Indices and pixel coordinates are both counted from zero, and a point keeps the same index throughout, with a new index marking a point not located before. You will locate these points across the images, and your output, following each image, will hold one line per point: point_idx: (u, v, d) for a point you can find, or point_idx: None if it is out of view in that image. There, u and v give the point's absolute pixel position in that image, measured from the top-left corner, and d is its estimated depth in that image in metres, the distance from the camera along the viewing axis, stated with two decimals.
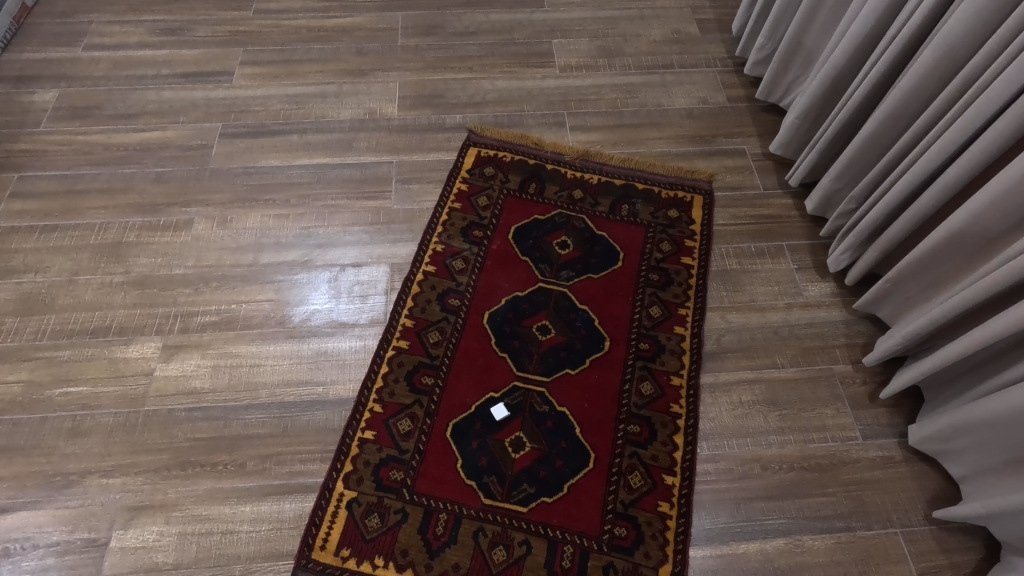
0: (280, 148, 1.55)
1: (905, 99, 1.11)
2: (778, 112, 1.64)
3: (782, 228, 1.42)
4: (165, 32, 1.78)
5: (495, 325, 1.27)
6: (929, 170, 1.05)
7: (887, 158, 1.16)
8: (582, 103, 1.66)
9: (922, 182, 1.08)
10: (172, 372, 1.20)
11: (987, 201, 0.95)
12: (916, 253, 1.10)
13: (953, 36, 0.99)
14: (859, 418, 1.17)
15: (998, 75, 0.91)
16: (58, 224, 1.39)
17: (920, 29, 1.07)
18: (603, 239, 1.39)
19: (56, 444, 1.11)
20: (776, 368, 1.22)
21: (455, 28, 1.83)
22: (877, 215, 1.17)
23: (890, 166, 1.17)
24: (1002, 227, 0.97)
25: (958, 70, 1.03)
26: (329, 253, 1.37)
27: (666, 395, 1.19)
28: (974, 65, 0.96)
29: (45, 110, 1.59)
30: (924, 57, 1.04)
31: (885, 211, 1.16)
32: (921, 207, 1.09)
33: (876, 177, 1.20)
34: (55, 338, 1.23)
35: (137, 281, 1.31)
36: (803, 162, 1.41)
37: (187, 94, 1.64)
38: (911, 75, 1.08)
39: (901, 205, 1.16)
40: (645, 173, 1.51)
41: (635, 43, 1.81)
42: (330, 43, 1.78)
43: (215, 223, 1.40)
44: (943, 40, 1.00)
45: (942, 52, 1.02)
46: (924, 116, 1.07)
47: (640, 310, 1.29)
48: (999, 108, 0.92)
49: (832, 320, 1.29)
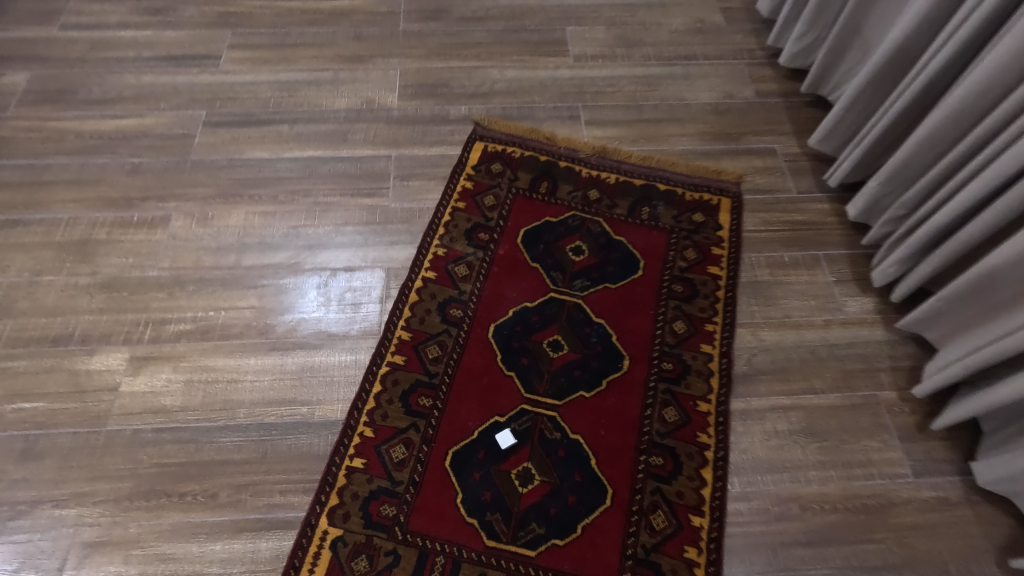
0: (269, 139, 1.41)
1: (975, 93, 0.97)
2: (811, 109, 1.51)
3: (818, 236, 1.29)
4: (149, 12, 1.65)
5: (502, 339, 1.14)
6: (1001, 175, 0.91)
7: (949, 160, 1.02)
8: (598, 95, 1.53)
9: (993, 189, 0.94)
10: (139, 387, 1.07)
11: None
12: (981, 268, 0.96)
13: None
14: (909, 453, 1.04)
15: None
16: (20, 218, 1.26)
17: (998, 11, 0.93)
18: (622, 245, 1.26)
19: (6, 468, 0.99)
20: (814, 394, 1.10)
21: (461, 13, 1.70)
22: (936, 223, 1.04)
23: (953, 169, 1.04)
24: None
25: None
26: (319, 256, 1.24)
27: (692, 423, 1.06)
28: None
29: (14, 94, 1.46)
30: (1002, 44, 0.90)
31: (945, 220, 1.03)
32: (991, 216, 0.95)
33: (937, 179, 1.06)
34: (11, 347, 1.10)
35: (105, 284, 1.18)
36: (847, 161, 1.28)
37: (169, 79, 1.51)
38: (985, 66, 0.94)
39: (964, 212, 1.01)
40: (667, 173, 1.38)
41: (655, 32, 1.67)
42: (327, 27, 1.64)
43: (194, 220, 1.27)
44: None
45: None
46: (1002, 105, 0.92)
47: (663, 325, 1.16)
48: None
49: (876, 340, 1.16)
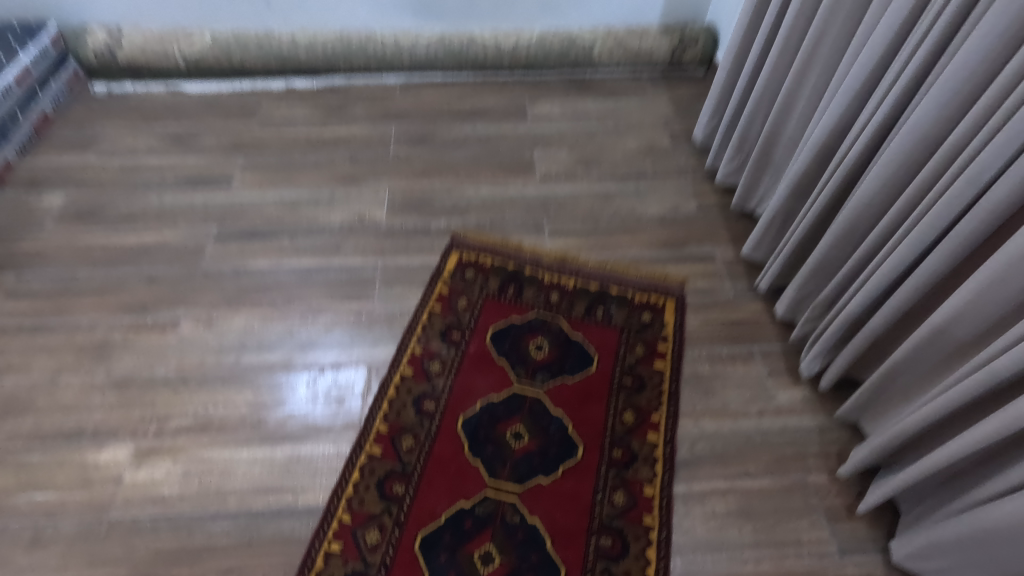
0: (271, 250, 1.62)
1: (864, 207, 1.15)
2: (744, 221, 1.73)
3: (752, 333, 1.46)
4: (174, 142, 1.93)
5: (470, 429, 1.28)
6: (897, 271, 1.07)
7: (855, 260, 1.19)
8: (561, 209, 1.75)
9: (891, 284, 1.11)
10: (141, 478, 1.19)
11: (954, 308, 0.96)
12: (896, 352, 1.10)
13: (905, 150, 1.03)
14: (835, 532, 1.15)
15: (956, 179, 0.94)
16: (47, 323, 1.43)
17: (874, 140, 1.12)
18: (579, 341, 1.43)
19: (14, 555, 1.10)
20: (749, 478, 1.22)
21: (444, 138, 1.98)
22: (854, 312, 1.18)
23: (859, 268, 1.20)
24: (972, 336, 0.97)
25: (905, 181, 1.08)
26: (310, 355, 1.40)
27: (638, 505, 1.17)
28: (930, 171, 0.99)
29: (52, 214, 1.68)
30: (878, 166, 1.09)
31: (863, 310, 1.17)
32: (896, 303, 1.10)
33: (846, 280, 1.23)
34: (29, 441, 1.24)
35: (118, 383, 1.33)
36: (771, 270, 1.47)
37: (187, 199, 1.75)
38: (867, 184, 1.12)
39: (877, 303, 1.17)
40: (618, 277, 1.57)
41: (610, 153, 1.94)
42: (327, 153, 1.91)
43: (201, 323, 1.44)
44: (893, 154, 1.05)
45: (896, 164, 1.06)
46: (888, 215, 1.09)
47: (614, 415, 1.31)
48: (959, 212, 0.95)
49: (806, 427, 1.30)
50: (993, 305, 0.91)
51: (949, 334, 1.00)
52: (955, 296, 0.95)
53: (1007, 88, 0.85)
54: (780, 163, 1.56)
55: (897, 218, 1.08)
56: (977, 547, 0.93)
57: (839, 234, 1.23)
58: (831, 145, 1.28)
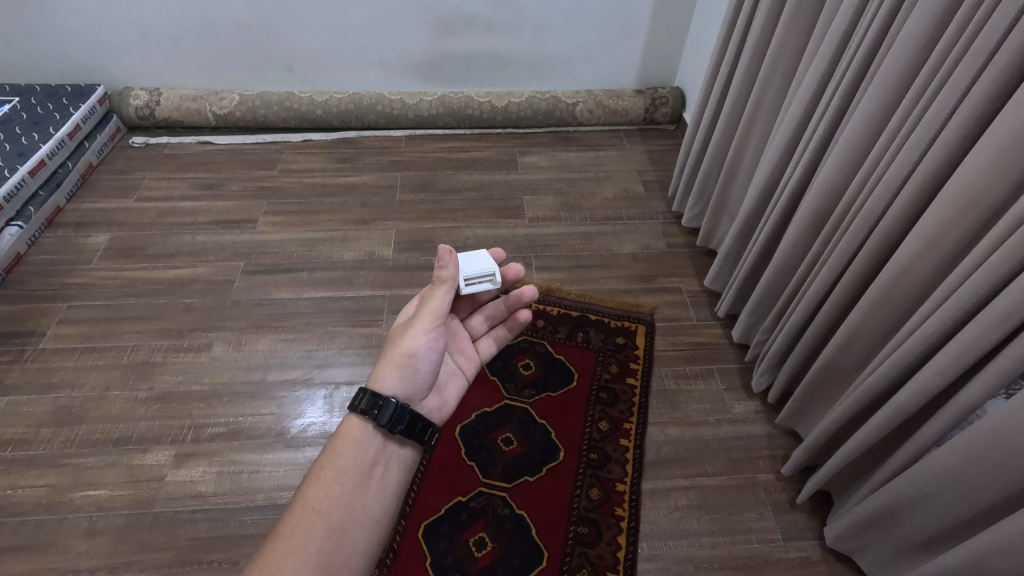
0: (292, 283, 1.84)
1: (791, 248, 1.38)
2: (708, 257, 1.98)
3: (712, 354, 1.68)
4: (204, 188, 2.18)
5: (466, 436, 1.47)
6: (812, 301, 1.29)
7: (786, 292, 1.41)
8: (547, 247, 1.99)
9: (811, 311, 1.32)
10: (181, 477, 1.38)
11: (851, 329, 1.17)
12: (816, 368, 1.30)
13: (813, 203, 1.26)
14: (780, 522, 1.34)
15: (847, 228, 1.16)
16: (96, 345, 1.63)
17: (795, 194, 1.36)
18: (561, 361, 1.65)
19: (72, 542, 1.27)
20: (707, 476, 1.42)
21: (444, 186, 2.24)
22: (786, 335, 1.40)
23: (789, 299, 1.42)
24: (872, 351, 1.18)
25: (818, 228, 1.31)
26: (326, 373, 1.60)
27: (611, 500, 1.36)
28: (832, 221, 1.21)
29: (97, 251, 1.91)
30: (798, 217, 1.32)
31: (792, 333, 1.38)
32: (814, 328, 1.31)
33: (782, 308, 1.45)
34: (82, 446, 1.42)
35: (159, 396, 1.53)
36: (727, 299, 1.70)
37: (217, 238, 1.98)
38: (791, 230, 1.35)
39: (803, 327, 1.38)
40: (596, 306, 1.80)
41: (591, 199, 2.20)
42: (340, 198, 2.16)
43: (231, 346, 1.65)
44: (806, 206, 1.28)
45: (810, 214, 1.29)
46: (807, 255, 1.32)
47: (591, 424, 1.51)
48: (850, 254, 1.17)
49: (757, 433, 1.50)
50: (876, 327, 1.13)
51: (850, 351, 1.21)
52: (851, 322, 1.17)
53: (874, 160, 1.08)
54: (733, 208, 1.81)
55: (811, 257, 1.30)
56: (887, 523, 1.12)
57: (773, 269, 1.45)
58: (769, 194, 1.52)
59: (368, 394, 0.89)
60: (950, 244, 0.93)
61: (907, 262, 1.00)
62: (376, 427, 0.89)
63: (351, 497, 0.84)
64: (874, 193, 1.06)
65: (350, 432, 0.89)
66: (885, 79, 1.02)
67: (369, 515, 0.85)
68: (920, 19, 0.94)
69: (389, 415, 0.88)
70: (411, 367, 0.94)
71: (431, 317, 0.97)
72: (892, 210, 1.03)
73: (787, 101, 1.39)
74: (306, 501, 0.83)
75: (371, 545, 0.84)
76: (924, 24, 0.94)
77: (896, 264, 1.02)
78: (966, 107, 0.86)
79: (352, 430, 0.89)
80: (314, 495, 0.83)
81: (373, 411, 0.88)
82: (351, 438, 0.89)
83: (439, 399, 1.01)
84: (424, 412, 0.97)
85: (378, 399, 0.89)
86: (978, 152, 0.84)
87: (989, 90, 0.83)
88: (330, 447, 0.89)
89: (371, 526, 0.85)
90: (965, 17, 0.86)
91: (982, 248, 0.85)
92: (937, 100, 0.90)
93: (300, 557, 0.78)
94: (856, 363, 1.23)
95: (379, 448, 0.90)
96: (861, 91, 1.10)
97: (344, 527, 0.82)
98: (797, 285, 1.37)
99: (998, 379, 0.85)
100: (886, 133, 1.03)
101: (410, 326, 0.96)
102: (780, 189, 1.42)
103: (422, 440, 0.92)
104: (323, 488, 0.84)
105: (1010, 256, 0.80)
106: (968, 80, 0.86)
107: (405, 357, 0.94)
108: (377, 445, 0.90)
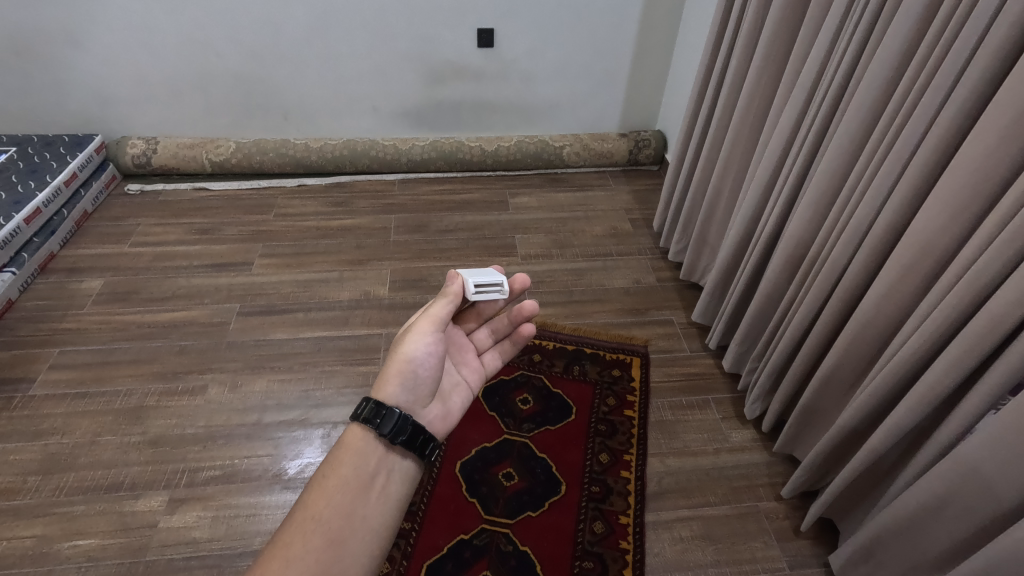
0: (288, 324, 1.84)
1: (776, 279, 1.43)
2: (696, 290, 2.03)
3: (707, 384, 1.70)
4: (199, 232, 2.20)
5: (467, 472, 1.46)
6: (800, 328, 1.33)
7: (775, 321, 1.45)
8: (540, 284, 2.03)
9: (799, 338, 1.36)
10: (174, 523, 1.34)
11: (839, 351, 1.21)
12: (809, 392, 1.33)
13: (794, 235, 1.32)
14: (785, 550, 1.34)
15: (828, 257, 1.21)
16: (87, 391, 1.61)
17: (776, 228, 1.43)
18: (559, 395, 1.66)
19: None
20: (709, 506, 1.41)
21: (438, 226, 2.29)
22: (776, 362, 1.43)
23: (777, 327, 1.46)
24: (863, 370, 1.22)
25: (798, 259, 1.37)
26: (324, 412, 1.59)
27: (615, 533, 1.35)
28: (815, 251, 1.27)
29: (91, 296, 1.90)
30: (781, 249, 1.38)
31: (782, 359, 1.41)
32: (805, 355, 1.34)
33: (770, 336, 1.49)
34: (71, 494, 1.38)
35: (152, 441, 1.50)
36: (717, 330, 1.73)
37: (213, 281, 1.99)
38: (776, 262, 1.40)
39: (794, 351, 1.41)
40: (591, 340, 1.83)
41: (580, 237, 2.26)
42: (335, 239, 2.19)
43: (227, 388, 1.64)
44: (789, 239, 1.34)
45: (793, 247, 1.35)
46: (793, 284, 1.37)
47: (592, 456, 1.51)
48: (833, 281, 1.22)
49: (756, 461, 1.51)
50: (866, 347, 1.17)
51: (841, 371, 1.25)
52: (840, 345, 1.21)
53: (849, 192, 1.15)
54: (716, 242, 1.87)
55: (797, 284, 1.35)
56: (891, 547, 1.12)
57: (761, 297, 1.49)
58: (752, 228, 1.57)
59: (372, 402, 0.88)
60: (932, 262, 0.98)
61: (891, 285, 1.06)
62: (381, 438, 0.88)
63: (352, 507, 0.82)
64: (856, 217, 1.11)
65: (353, 441, 0.87)
66: (852, 122, 1.11)
67: (370, 526, 0.82)
68: (886, 58, 1.02)
69: (391, 425, 0.87)
70: (408, 374, 0.94)
71: (430, 326, 0.99)
72: (877, 230, 1.08)
73: (762, 144, 1.48)
74: (306, 509, 0.80)
75: (371, 558, 0.81)
76: (889, 62, 1.02)
77: (881, 284, 1.07)
78: (937, 129, 0.93)
79: (354, 440, 0.87)
80: (316, 503, 0.81)
81: (376, 420, 0.87)
82: (354, 448, 0.87)
83: (441, 407, 1.00)
84: (425, 420, 0.96)
85: (381, 408, 0.88)
86: (953, 170, 0.90)
87: (959, 113, 0.90)
88: (333, 457, 0.87)
89: (373, 538, 0.82)
90: (924, 57, 0.95)
91: (964, 262, 0.90)
92: (909, 127, 0.97)
93: (299, 565, 0.75)
94: (849, 383, 1.25)
95: (381, 456, 0.88)
96: (835, 126, 1.18)
97: (344, 537, 0.80)
98: (784, 314, 1.42)
99: (992, 391, 0.88)
100: (859, 169, 1.11)
101: (410, 333, 0.97)
102: (762, 224, 1.49)
103: (423, 453, 0.90)
104: (324, 496, 0.82)
105: (991, 268, 0.85)
106: (931, 116, 0.94)
107: (405, 364, 0.95)
108: (379, 454, 0.88)
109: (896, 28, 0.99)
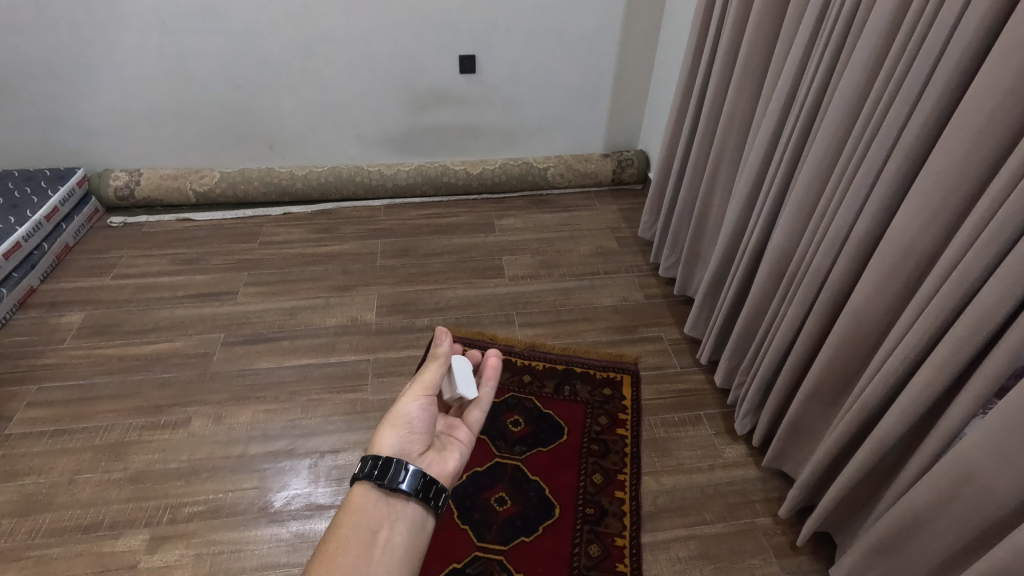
0: (274, 352, 1.81)
1: (762, 292, 1.44)
2: (685, 305, 2.03)
3: (699, 400, 1.69)
4: (183, 262, 2.18)
5: (459, 498, 1.43)
6: (786, 338, 1.33)
7: (762, 334, 1.45)
8: (528, 304, 2.02)
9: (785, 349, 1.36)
10: (156, 562, 1.30)
11: (826, 360, 1.21)
12: (796, 404, 1.32)
13: (778, 247, 1.33)
14: (783, 566, 1.32)
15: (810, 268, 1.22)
16: (66, 427, 1.57)
17: (760, 240, 1.44)
18: (550, 416, 1.64)
19: None
20: (706, 524, 1.39)
21: (425, 250, 2.29)
22: (764, 373, 1.42)
23: (763, 339, 1.46)
24: (851, 379, 1.21)
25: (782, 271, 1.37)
26: (311, 441, 1.55)
27: (611, 555, 1.32)
28: (797, 261, 1.28)
29: (71, 330, 1.87)
30: (765, 262, 1.39)
31: (770, 370, 1.41)
32: (792, 363, 1.33)
33: (756, 348, 1.49)
34: (48, 536, 1.34)
35: (133, 476, 1.46)
36: (707, 345, 1.73)
37: (195, 311, 1.96)
38: (761, 274, 1.41)
39: (780, 361, 1.41)
40: (581, 358, 1.81)
41: (567, 256, 2.26)
42: (321, 266, 2.18)
43: (210, 420, 1.60)
44: (772, 251, 1.35)
45: (776, 259, 1.36)
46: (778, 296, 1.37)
47: (585, 478, 1.49)
48: (816, 289, 1.22)
49: (750, 477, 1.49)
50: (853, 354, 1.17)
51: (829, 381, 1.24)
52: (824, 354, 1.21)
53: (827, 202, 1.17)
54: (704, 257, 1.88)
55: (779, 296, 1.36)
56: (890, 559, 1.10)
57: (747, 310, 1.49)
58: (737, 241, 1.59)
59: (371, 457, 0.88)
60: (912, 267, 0.99)
61: (872, 292, 1.07)
62: (381, 489, 0.86)
63: (357, 568, 0.77)
64: (834, 226, 1.13)
65: (356, 502, 0.85)
66: (826, 134, 1.13)
67: None
68: (854, 71, 1.05)
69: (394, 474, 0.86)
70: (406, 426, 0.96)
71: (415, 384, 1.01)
72: (856, 238, 1.09)
73: (744, 159, 1.51)
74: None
75: None
76: (858, 75, 1.05)
77: (862, 293, 1.08)
78: (907, 134, 0.95)
79: (357, 498, 0.86)
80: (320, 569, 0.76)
81: (378, 473, 0.86)
82: (356, 508, 0.85)
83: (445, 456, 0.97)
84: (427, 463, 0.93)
85: (382, 458, 0.87)
86: (927, 173, 0.92)
87: (929, 118, 0.92)
88: (335, 520, 0.84)
89: None
90: (891, 69, 0.98)
91: (945, 263, 0.91)
92: (881, 135, 0.99)
93: None
94: (840, 392, 1.25)
95: (384, 513, 0.85)
96: (811, 139, 1.21)
97: None
98: (770, 326, 1.42)
99: (979, 394, 0.88)
100: (836, 179, 1.13)
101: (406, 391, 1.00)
102: (745, 238, 1.51)
103: (429, 496, 0.87)
104: (328, 560, 0.77)
105: (969, 269, 0.85)
106: (900, 124, 0.97)
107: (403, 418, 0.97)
108: (381, 511, 0.85)
109: (862, 44, 1.02)
